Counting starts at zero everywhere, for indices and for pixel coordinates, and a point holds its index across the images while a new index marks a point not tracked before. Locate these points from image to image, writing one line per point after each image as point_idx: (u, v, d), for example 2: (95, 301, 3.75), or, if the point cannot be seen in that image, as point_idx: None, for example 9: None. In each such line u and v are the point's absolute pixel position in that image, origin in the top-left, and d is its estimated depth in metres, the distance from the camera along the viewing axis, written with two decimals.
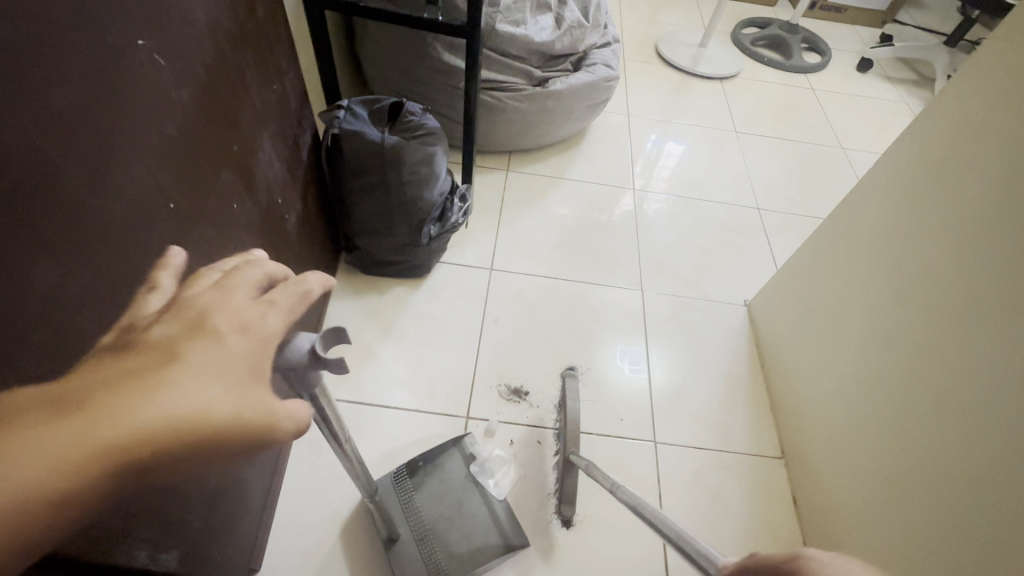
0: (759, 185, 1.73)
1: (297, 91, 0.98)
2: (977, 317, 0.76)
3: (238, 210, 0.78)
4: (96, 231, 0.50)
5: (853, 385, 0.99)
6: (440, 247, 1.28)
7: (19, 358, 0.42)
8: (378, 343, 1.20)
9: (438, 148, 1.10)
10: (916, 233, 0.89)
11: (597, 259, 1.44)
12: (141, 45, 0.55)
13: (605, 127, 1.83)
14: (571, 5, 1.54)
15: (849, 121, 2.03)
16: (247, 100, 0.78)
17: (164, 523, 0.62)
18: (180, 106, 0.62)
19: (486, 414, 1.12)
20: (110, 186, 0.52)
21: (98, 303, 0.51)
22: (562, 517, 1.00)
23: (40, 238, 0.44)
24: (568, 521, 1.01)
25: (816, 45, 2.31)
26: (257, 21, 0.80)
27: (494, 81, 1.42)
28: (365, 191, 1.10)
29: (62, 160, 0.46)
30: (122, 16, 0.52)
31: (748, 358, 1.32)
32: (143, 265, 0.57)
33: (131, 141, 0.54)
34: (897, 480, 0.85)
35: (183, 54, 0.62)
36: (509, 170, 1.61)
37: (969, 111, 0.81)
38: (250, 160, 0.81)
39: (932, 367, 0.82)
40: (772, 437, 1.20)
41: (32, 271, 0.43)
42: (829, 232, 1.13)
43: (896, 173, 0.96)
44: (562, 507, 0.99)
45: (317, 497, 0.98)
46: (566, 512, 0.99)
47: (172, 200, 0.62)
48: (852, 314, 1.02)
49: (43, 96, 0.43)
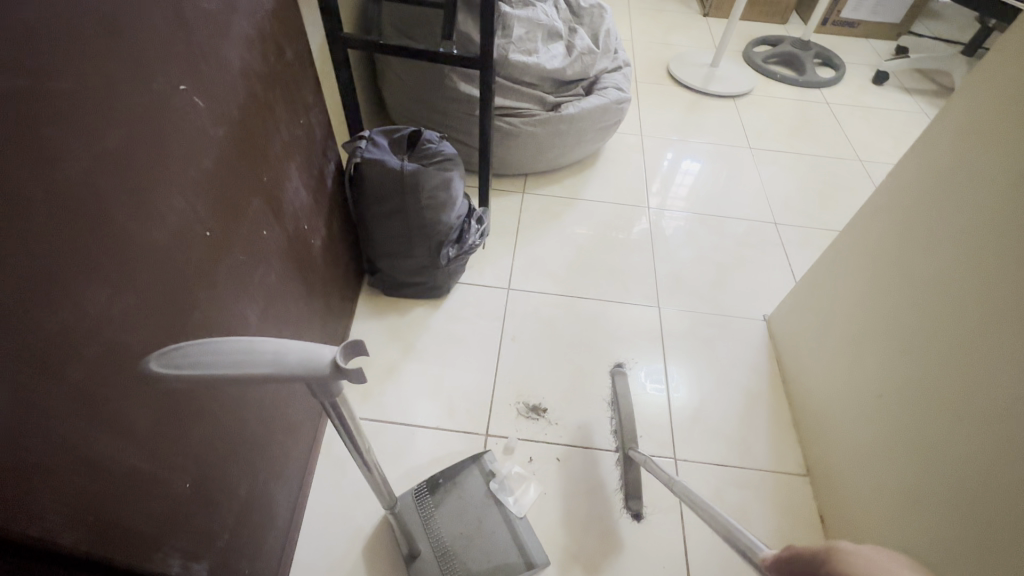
0: (776, 201, 1.73)
1: (322, 124, 1.04)
2: (994, 326, 0.75)
3: (267, 236, 0.83)
4: (139, 257, 0.55)
5: (875, 397, 0.97)
6: (459, 267, 1.31)
7: (73, 374, 0.46)
8: (399, 362, 1.23)
9: (455, 172, 1.14)
10: (931, 242, 0.89)
11: (613, 277, 1.46)
12: (183, 89, 0.61)
13: (620, 147, 1.86)
14: (580, 33, 1.59)
15: (867, 134, 2.01)
16: (276, 134, 0.84)
17: (196, 533, 0.65)
18: (215, 141, 0.67)
19: (506, 432, 1.13)
20: (154, 216, 0.57)
21: (142, 323, 0.55)
22: (632, 511, 1.03)
23: (92, 266, 0.48)
24: (639, 515, 1.04)
25: (830, 60, 2.32)
26: (286, 61, 0.87)
27: (508, 108, 1.48)
28: (386, 216, 1.15)
29: (113, 195, 0.51)
30: (165, 65, 0.58)
31: (769, 373, 1.30)
32: (183, 287, 0.62)
33: (172, 174, 0.59)
34: (923, 494, 0.83)
35: (219, 94, 0.68)
36: (525, 193, 1.65)
37: (981, 117, 0.81)
38: (279, 190, 0.86)
39: (955, 376, 0.80)
40: (796, 454, 1.17)
41: (87, 295, 0.48)
42: (845, 243, 1.13)
43: (909, 183, 0.96)
44: (629, 501, 1.03)
45: (340, 514, 1.00)
46: (634, 506, 1.02)
47: (208, 228, 0.67)
48: (871, 325, 1.01)
49: (99, 141, 0.49)
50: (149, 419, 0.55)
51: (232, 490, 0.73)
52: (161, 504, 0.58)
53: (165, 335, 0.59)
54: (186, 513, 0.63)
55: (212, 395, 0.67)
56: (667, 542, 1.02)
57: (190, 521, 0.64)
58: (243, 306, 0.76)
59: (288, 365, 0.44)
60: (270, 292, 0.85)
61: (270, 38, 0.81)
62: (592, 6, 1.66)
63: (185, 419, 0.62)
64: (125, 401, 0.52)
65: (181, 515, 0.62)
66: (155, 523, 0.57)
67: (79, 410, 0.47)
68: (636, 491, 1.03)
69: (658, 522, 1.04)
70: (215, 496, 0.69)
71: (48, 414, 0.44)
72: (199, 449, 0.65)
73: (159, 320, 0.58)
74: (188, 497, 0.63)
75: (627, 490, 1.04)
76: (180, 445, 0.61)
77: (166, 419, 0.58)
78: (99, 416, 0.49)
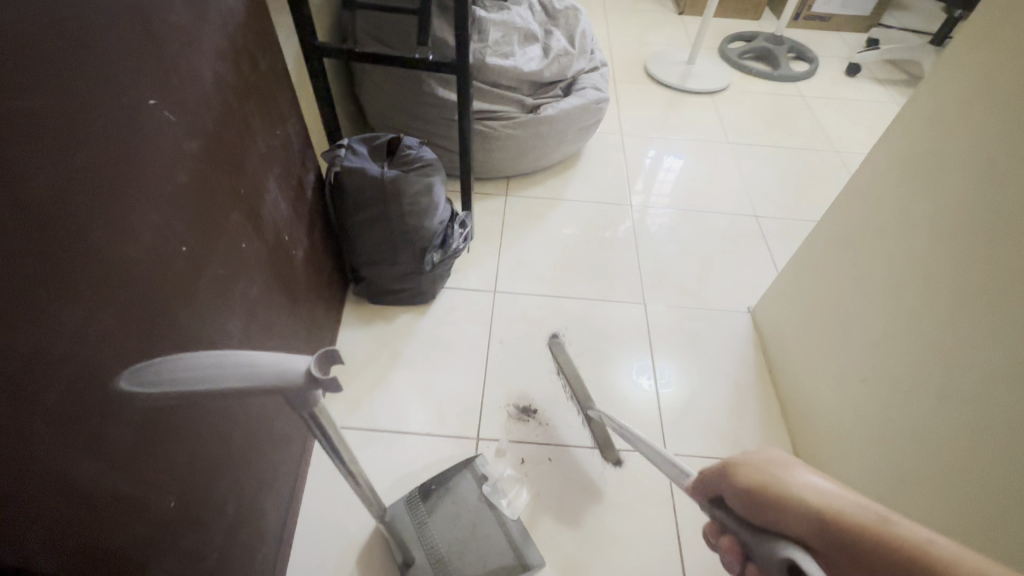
0: (755, 193, 1.75)
1: (299, 134, 1.04)
2: (973, 308, 0.77)
3: (247, 248, 0.82)
4: (114, 275, 0.54)
5: (859, 383, 0.99)
6: (443, 273, 1.31)
7: (49, 399, 0.45)
8: (387, 370, 1.22)
9: (437, 177, 1.14)
10: (905, 228, 0.91)
11: (598, 275, 1.47)
12: (154, 104, 0.60)
13: (600, 146, 1.87)
14: (556, 35, 1.60)
15: (842, 125, 2.05)
16: (252, 145, 0.84)
17: (183, 551, 0.64)
18: (190, 155, 0.67)
19: (497, 435, 1.13)
20: (128, 232, 0.56)
21: (120, 341, 0.54)
22: (611, 460, 1.11)
23: (65, 287, 0.48)
24: (617, 462, 1.11)
25: (803, 54, 2.35)
26: (260, 72, 0.86)
27: (487, 111, 1.48)
28: (368, 225, 1.14)
29: (85, 214, 0.50)
30: (135, 80, 0.57)
31: (755, 364, 1.32)
32: (161, 303, 0.61)
33: (146, 189, 0.59)
34: (910, 476, 0.85)
35: (192, 107, 0.67)
36: (508, 195, 1.66)
37: (946, 106, 0.84)
38: (258, 201, 0.86)
39: (937, 360, 0.82)
40: (785, 443, 1.19)
41: (61, 316, 0.47)
42: (822, 233, 1.15)
43: (881, 172, 0.98)
44: (605, 452, 1.10)
45: (333, 525, 1.00)
46: (611, 456, 1.11)
47: (185, 243, 0.66)
48: (852, 313, 1.03)
49: (69, 159, 0.48)
50: (131, 439, 0.55)
51: (219, 506, 0.72)
52: (145, 525, 0.57)
53: (144, 354, 0.58)
54: (171, 532, 0.62)
55: (195, 412, 0.66)
56: (660, 536, 1.02)
57: (176, 540, 0.63)
58: (225, 320, 0.75)
59: (263, 378, 0.43)
60: (252, 305, 0.84)
61: (243, 49, 0.80)
62: (567, 9, 1.67)
63: (169, 436, 0.61)
64: (103, 422, 0.51)
65: (166, 533, 0.61)
66: (141, 543, 0.57)
67: (57, 433, 0.46)
68: (608, 442, 1.12)
69: (650, 516, 1.05)
70: (201, 513, 0.68)
71: (30, 437, 0.43)
72: (183, 466, 0.64)
73: (138, 338, 0.57)
74: (174, 516, 0.62)
75: (600, 444, 1.11)
76: (163, 463, 0.60)
77: (148, 438, 0.57)
78: (75, 440, 0.48)
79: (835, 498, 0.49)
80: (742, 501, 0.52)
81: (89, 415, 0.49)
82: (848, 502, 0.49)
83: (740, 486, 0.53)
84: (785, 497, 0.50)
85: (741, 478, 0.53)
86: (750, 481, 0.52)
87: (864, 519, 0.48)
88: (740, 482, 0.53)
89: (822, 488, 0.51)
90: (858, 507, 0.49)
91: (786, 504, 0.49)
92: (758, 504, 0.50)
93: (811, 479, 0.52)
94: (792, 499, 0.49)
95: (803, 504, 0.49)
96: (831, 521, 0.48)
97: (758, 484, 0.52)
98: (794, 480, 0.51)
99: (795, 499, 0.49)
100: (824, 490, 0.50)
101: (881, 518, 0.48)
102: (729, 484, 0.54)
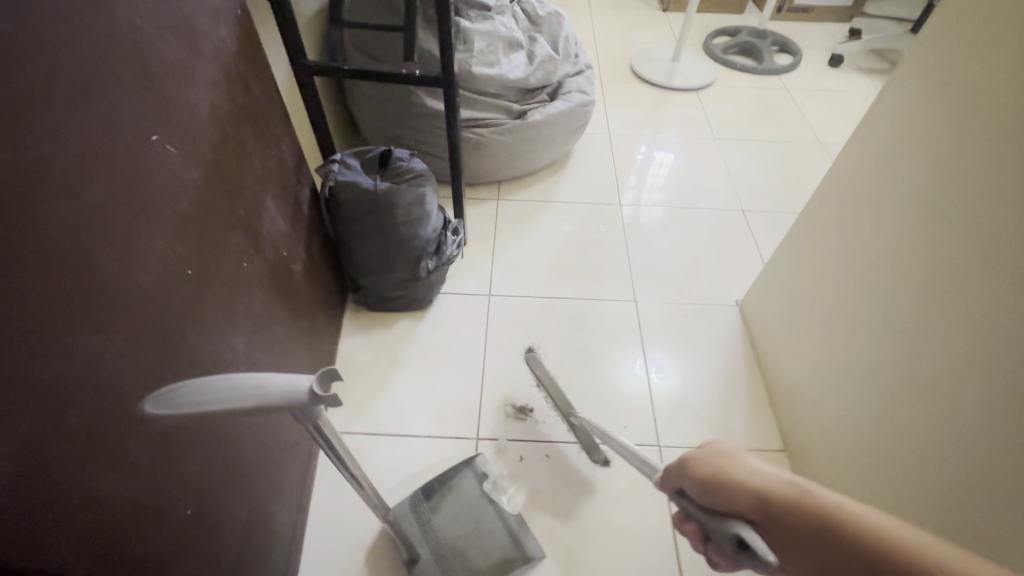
0: (741, 187, 1.79)
1: (293, 152, 1.07)
2: (944, 299, 0.81)
3: (249, 267, 0.86)
4: (126, 302, 0.58)
5: (842, 371, 1.03)
6: (439, 278, 1.35)
7: (73, 418, 0.49)
8: (388, 375, 1.26)
9: (428, 188, 1.18)
10: (880, 222, 0.95)
11: (589, 274, 1.50)
12: (155, 138, 0.64)
13: (589, 147, 1.91)
14: (541, 40, 1.63)
15: (826, 116, 2.08)
16: (249, 167, 0.87)
17: (201, 554, 0.68)
18: (191, 183, 0.70)
19: (495, 434, 1.18)
20: (137, 261, 0.60)
21: (134, 364, 0.58)
22: (598, 460, 1.09)
23: (82, 316, 0.52)
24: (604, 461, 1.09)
25: (787, 47, 2.39)
26: (253, 97, 0.90)
27: (476, 119, 1.52)
28: (363, 236, 1.18)
29: (97, 248, 0.54)
30: (136, 118, 0.61)
31: (744, 356, 1.36)
32: (171, 325, 0.65)
33: (151, 219, 0.62)
34: (892, 458, 0.89)
35: (191, 138, 0.71)
36: (499, 199, 1.69)
37: (912, 106, 0.88)
38: (256, 221, 0.89)
39: (914, 348, 0.86)
40: (774, 431, 1.23)
41: (80, 342, 0.51)
42: (804, 226, 1.18)
43: (858, 168, 1.01)
44: (593, 453, 1.09)
45: (341, 527, 1.04)
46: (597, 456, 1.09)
47: (190, 266, 0.70)
48: (833, 304, 1.06)
49: (80, 199, 0.52)
50: (149, 452, 0.59)
51: (233, 512, 0.77)
52: (165, 530, 0.61)
53: (157, 373, 0.62)
54: (190, 536, 0.66)
55: (207, 424, 0.70)
56: (655, 524, 1.07)
57: (194, 544, 0.67)
58: (230, 337, 0.79)
59: (272, 397, 0.48)
60: (255, 320, 0.88)
61: (236, 77, 0.84)
62: (551, 14, 1.70)
63: (183, 449, 0.65)
64: (121, 438, 0.55)
65: (186, 537, 0.65)
66: (163, 546, 0.61)
67: (79, 449, 0.50)
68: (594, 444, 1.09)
69: (645, 506, 1.09)
70: (216, 519, 0.72)
71: (54, 453, 0.47)
72: (198, 476, 0.68)
73: (150, 359, 0.61)
74: (191, 521, 0.66)
75: (586, 445, 1.10)
76: (179, 474, 0.64)
77: (165, 452, 0.62)
78: (97, 454, 0.52)
79: (769, 479, 0.55)
80: (699, 490, 0.58)
81: (110, 431, 0.53)
82: (780, 483, 0.55)
83: (697, 477, 0.59)
84: (734, 484, 0.56)
85: (699, 470, 0.60)
86: (704, 474, 0.59)
87: (789, 494, 0.53)
88: (697, 473, 0.59)
89: (762, 471, 0.56)
90: (788, 484, 0.54)
91: (733, 490, 0.55)
92: (711, 490, 0.57)
93: (752, 464, 0.57)
94: (741, 485, 0.55)
95: (748, 488, 0.55)
96: (767, 497, 0.54)
97: (712, 472, 0.58)
98: (741, 466, 0.57)
99: (739, 484, 0.55)
100: (762, 472, 0.56)
101: (803, 491, 0.53)
102: (688, 475, 0.60)
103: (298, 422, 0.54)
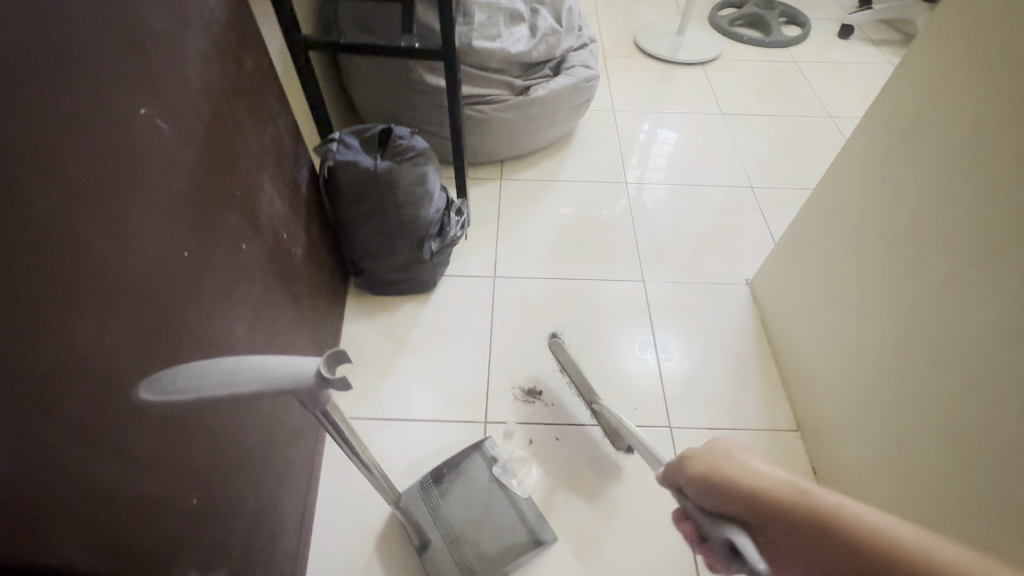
0: (750, 163, 1.75)
1: (290, 131, 1.03)
2: (966, 272, 0.78)
3: (247, 250, 0.83)
4: (120, 286, 0.55)
5: (857, 349, 1.01)
6: (443, 260, 1.32)
7: (70, 408, 0.47)
8: (394, 360, 1.24)
9: (430, 167, 1.14)
10: (897, 196, 0.91)
11: (596, 254, 1.47)
12: (144, 112, 0.60)
13: (593, 124, 1.86)
14: (543, 13, 1.57)
15: (836, 89, 2.03)
16: (244, 146, 0.84)
17: (208, 543, 0.67)
18: (184, 161, 0.67)
19: (504, 417, 1.16)
20: (131, 242, 0.57)
21: (131, 350, 0.55)
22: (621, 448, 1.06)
23: (74, 301, 0.49)
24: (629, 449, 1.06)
25: (795, 18, 2.32)
26: (246, 72, 0.86)
27: (477, 96, 1.47)
28: (364, 217, 1.15)
29: (87, 229, 0.51)
30: (124, 90, 0.57)
31: (755, 335, 1.34)
32: (168, 310, 0.62)
33: (143, 198, 0.59)
34: (910, 436, 0.87)
35: (182, 113, 0.67)
36: (502, 179, 1.65)
37: (933, 72, 0.84)
38: (254, 202, 0.86)
39: (933, 323, 0.83)
40: (786, 410, 1.21)
41: (74, 328, 0.48)
42: (817, 202, 1.15)
43: (874, 139, 0.97)
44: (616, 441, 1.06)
45: (350, 512, 1.03)
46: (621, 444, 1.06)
47: (186, 248, 0.67)
48: (848, 280, 1.04)
49: (66, 175, 0.49)
50: (151, 441, 0.57)
51: (240, 501, 0.75)
52: (172, 521, 0.60)
53: (156, 359, 0.59)
54: (197, 525, 0.64)
55: (210, 412, 0.68)
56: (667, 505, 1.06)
57: (201, 534, 0.65)
58: (230, 322, 0.77)
59: (275, 379, 0.46)
60: (255, 304, 0.85)
61: (227, 49, 0.80)
62: None
63: (186, 437, 0.63)
64: (122, 427, 0.53)
65: (192, 528, 0.63)
66: (169, 537, 0.59)
67: (78, 440, 0.47)
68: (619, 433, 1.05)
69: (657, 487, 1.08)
70: (223, 508, 0.71)
71: (51, 446, 0.45)
72: (202, 466, 0.66)
73: (149, 344, 0.58)
74: (197, 511, 0.64)
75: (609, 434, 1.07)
76: (183, 464, 0.62)
77: (167, 441, 0.59)
78: (97, 445, 0.49)
79: (767, 477, 0.54)
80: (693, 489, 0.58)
81: (109, 420, 0.51)
82: (778, 482, 0.53)
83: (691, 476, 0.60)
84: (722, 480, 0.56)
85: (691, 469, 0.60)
86: (696, 471, 0.59)
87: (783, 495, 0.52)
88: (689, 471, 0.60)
89: (758, 471, 0.55)
90: (785, 484, 0.53)
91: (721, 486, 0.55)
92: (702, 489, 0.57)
93: (749, 465, 0.56)
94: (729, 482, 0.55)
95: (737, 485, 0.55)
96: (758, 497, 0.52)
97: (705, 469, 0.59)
98: (735, 467, 0.56)
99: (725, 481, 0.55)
100: (756, 473, 0.55)
101: (803, 491, 0.52)
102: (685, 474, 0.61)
103: (305, 407, 0.51)
